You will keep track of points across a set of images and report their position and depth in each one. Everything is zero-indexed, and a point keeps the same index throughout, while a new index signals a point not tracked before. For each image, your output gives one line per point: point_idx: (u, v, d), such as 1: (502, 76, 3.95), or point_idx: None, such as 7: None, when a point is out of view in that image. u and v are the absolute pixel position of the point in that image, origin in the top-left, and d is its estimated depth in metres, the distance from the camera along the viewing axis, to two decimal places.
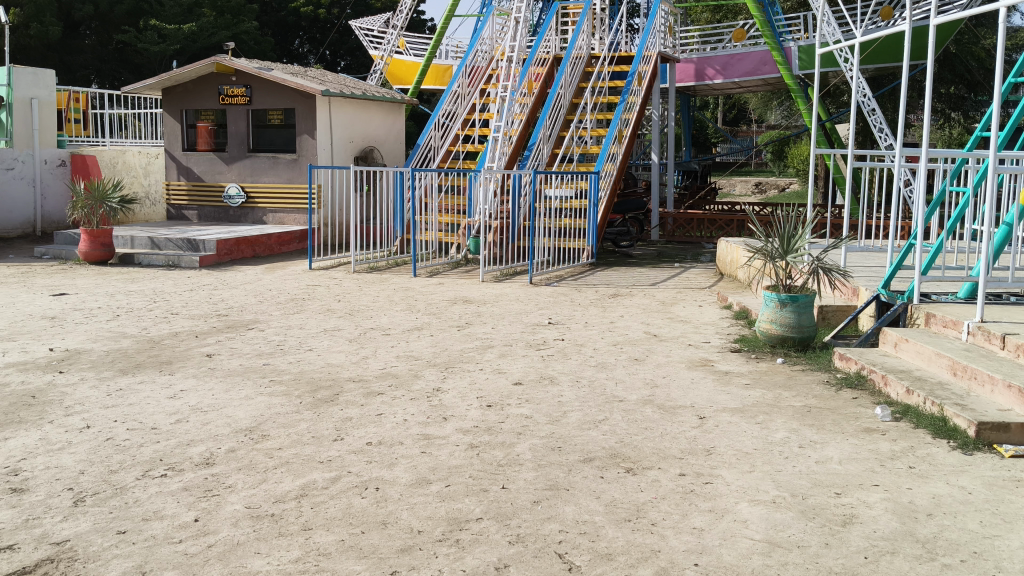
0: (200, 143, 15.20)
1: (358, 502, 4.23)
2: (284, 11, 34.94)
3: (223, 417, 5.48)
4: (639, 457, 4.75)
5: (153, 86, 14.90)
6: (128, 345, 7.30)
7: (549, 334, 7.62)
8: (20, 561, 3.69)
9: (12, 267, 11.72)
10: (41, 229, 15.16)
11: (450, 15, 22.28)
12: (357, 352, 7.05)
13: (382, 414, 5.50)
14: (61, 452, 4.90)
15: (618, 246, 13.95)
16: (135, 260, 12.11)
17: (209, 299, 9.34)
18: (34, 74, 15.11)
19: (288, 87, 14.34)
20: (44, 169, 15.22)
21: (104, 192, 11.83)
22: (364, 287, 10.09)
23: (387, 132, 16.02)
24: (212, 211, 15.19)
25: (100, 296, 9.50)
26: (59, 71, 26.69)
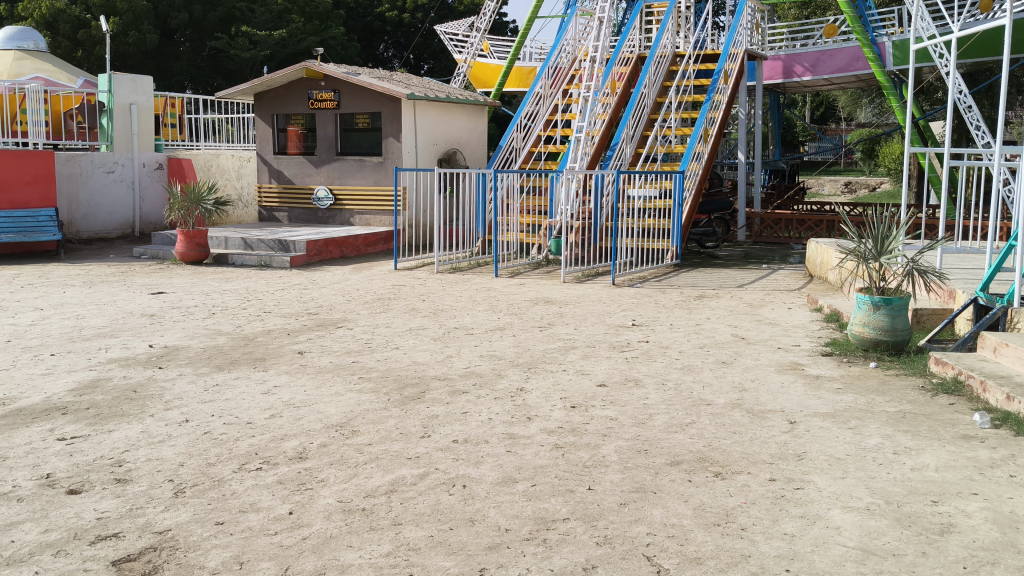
0: (291, 147, 15.58)
1: (445, 499, 4.28)
2: (370, 16, 35.63)
3: (314, 413, 5.61)
4: (727, 461, 4.69)
5: (246, 91, 15.34)
6: (224, 342, 7.53)
7: (633, 335, 7.57)
8: (125, 548, 3.84)
9: (113, 267, 12.21)
10: (140, 230, 15.74)
11: (533, 17, 22.40)
12: (443, 350, 7.13)
13: (468, 412, 5.56)
14: (162, 444, 5.09)
15: (703, 246, 13.76)
16: (228, 260, 12.49)
17: (299, 298, 9.57)
18: (133, 80, 15.68)
19: (374, 91, 14.58)
20: (142, 172, 15.81)
21: (200, 194, 12.18)
22: (447, 288, 10.18)
23: (470, 134, 16.14)
24: (302, 213, 15.54)
25: (196, 295, 9.81)
26: (155, 78, 27.67)
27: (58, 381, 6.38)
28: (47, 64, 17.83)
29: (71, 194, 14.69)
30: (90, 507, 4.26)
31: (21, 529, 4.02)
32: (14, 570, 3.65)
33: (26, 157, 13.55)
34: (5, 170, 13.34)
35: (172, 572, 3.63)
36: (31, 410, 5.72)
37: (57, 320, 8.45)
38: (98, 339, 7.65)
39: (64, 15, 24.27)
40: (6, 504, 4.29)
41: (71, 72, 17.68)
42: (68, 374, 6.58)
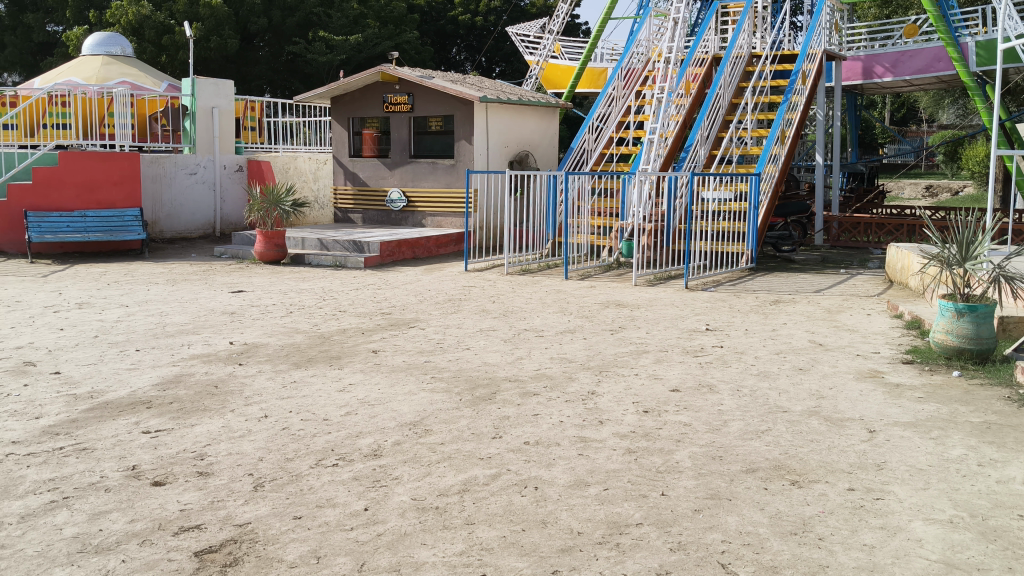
0: (365, 150, 15.81)
1: (517, 500, 4.30)
2: (443, 20, 36.03)
3: (388, 411, 5.69)
4: (805, 470, 4.61)
5: (323, 94, 15.64)
6: (301, 340, 7.68)
7: (707, 340, 7.49)
8: (207, 540, 3.95)
9: (195, 266, 12.56)
10: (220, 230, 16.15)
11: (606, 18, 22.30)
12: (514, 352, 7.16)
13: (539, 414, 5.56)
14: (242, 439, 5.22)
15: (779, 250, 13.52)
16: (304, 261, 12.73)
17: (373, 298, 9.72)
18: (215, 84, 16.18)
19: (447, 95, 14.71)
20: (223, 174, 16.24)
21: (278, 196, 12.45)
22: (517, 289, 10.22)
23: (541, 136, 16.16)
24: (376, 215, 15.76)
25: (274, 294, 10.04)
26: (236, 82, 28.38)
27: (143, 375, 6.60)
28: (133, 69, 18.44)
29: (155, 195, 15.15)
30: (173, 498, 4.39)
31: (109, 518, 4.16)
32: (103, 557, 3.78)
33: (114, 158, 14.11)
34: (93, 171, 13.93)
35: (252, 564, 3.72)
36: (119, 403, 5.93)
37: (142, 317, 8.73)
38: (181, 335, 7.89)
39: (149, 21, 24.89)
40: (95, 494, 4.46)
41: (156, 76, 18.26)
42: (152, 369, 6.79)
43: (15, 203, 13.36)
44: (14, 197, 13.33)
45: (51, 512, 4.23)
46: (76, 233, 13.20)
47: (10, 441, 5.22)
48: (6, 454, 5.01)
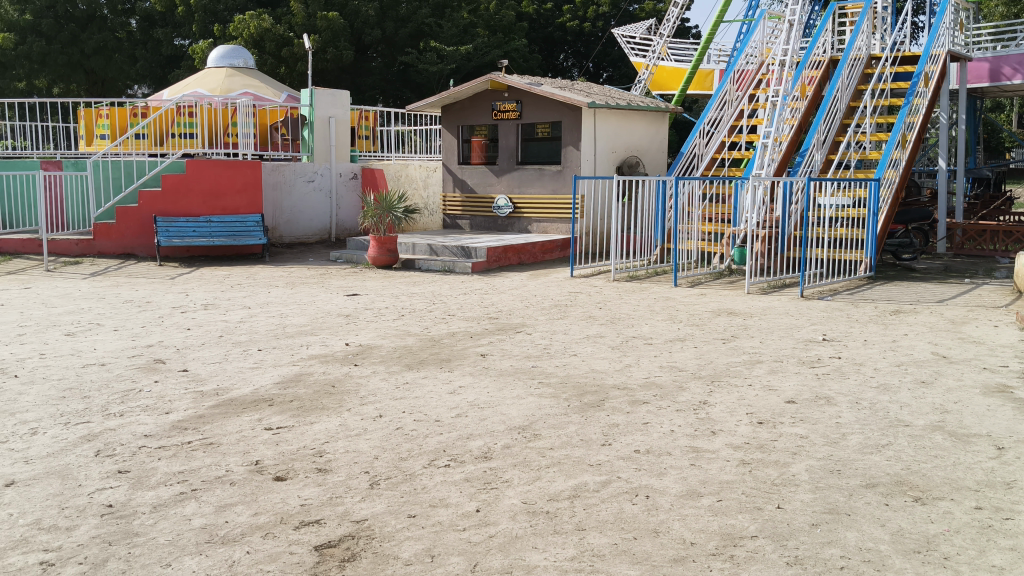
0: (475, 157, 16.05)
1: (629, 508, 4.29)
2: (551, 27, 36.33)
3: (498, 414, 5.77)
4: (928, 486, 4.45)
5: (434, 103, 15.96)
6: (413, 342, 7.86)
7: (824, 351, 7.32)
8: (327, 535, 4.09)
9: (312, 269, 12.99)
10: (335, 235, 16.64)
11: (716, 22, 21.99)
12: (622, 359, 7.16)
13: (650, 423, 5.53)
14: (358, 437, 5.39)
15: (899, 258, 13.07)
16: (415, 266, 13.00)
17: (481, 302, 9.86)
18: (332, 95, 16.63)
19: (556, 101, 14.79)
20: (339, 181, 16.71)
21: (391, 203, 12.79)
22: (624, 296, 10.20)
23: (649, 141, 16.05)
24: (483, 221, 15.96)
25: (387, 297, 10.31)
26: (351, 92, 29.20)
27: (265, 374, 6.87)
28: (255, 81, 19.19)
29: (276, 201, 15.72)
30: (294, 493, 4.56)
31: (234, 510, 4.36)
32: (229, 548, 3.96)
33: (238, 166, 14.75)
34: (218, 179, 14.58)
35: (369, 560, 3.84)
36: (243, 401, 6.20)
37: (263, 318, 9.10)
38: (300, 336, 8.20)
39: (270, 34, 25.78)
40: (221, 487, 4.67)
41: (276, 87, 18.95)
42: (273, 368, 7.06)
43: (146, 209, 14.14)
44: (146, 203, 14.11)
45: (181, 503, 4.46)
46: (202, 237, 13.82)
47: (144, 434, 5.52)
48: (140, 447, 5.30)
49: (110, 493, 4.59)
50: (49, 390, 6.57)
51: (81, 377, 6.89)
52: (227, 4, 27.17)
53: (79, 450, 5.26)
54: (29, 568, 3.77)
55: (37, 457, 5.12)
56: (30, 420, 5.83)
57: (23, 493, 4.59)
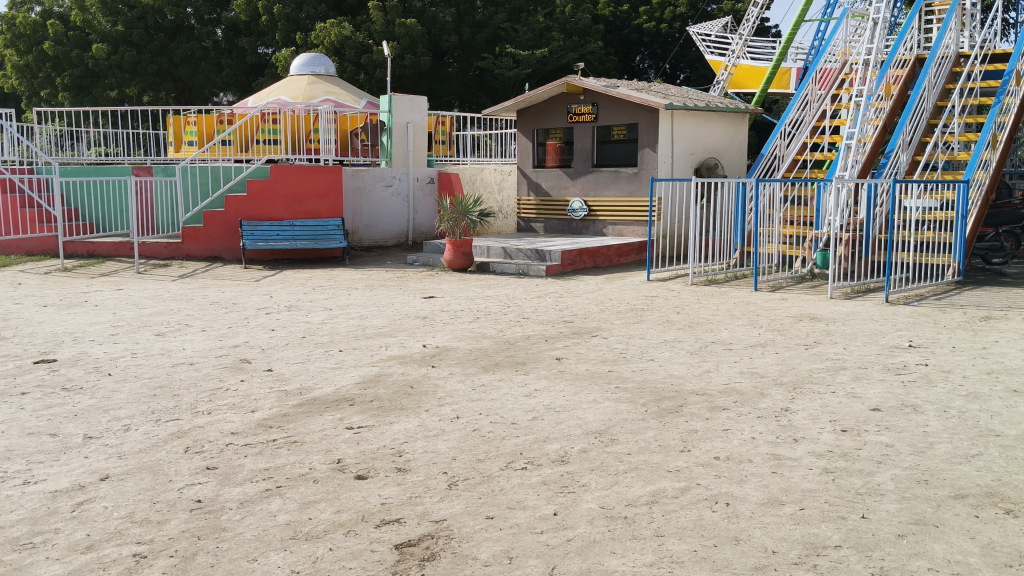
0: (550, 160, 16.12)
1: (708, 515, 4.26)
2: (628, 29, 36.12)
3: (574, 418, 5.78)
4: (1021, 499, 4.32)
5: (510, 107, 16.07)
6: (489, 345, 7.94)
7: (910, 358, 7.13)
8: (407, 534, 4.17)
9: (390, 272, 13.20)
10: (412, 239, 16.86)
11: (799, 20, 21.64)
12: (700, 364, 7.10)
13: (730, 430, 5.48)
14: (436, 438, 5.47)
15: (989, 262, 12.66)
16: (490, 269, 13.11)
17: (556, 306, 9.90)
18: (410, 100, 16.93)
19: (632, 104, 14.73)
20: (416, 186, 16.94)
21: (467, 206, 12.95)
22: (703, 300, 10.10)
23: (728, 143, 15.86)
24: (557, 224, 16.02)
25: (463, 300, 10.41)
26: (429, 98, 29.56)
27: (346, 374, 7.03)
28: (336, 88, 19.57)
29: (355, 206, 16.04)
30: (375, 492, 4.66)
31: (317, 507, 4.48)
32: (312, 545, 4.07)
33: (320, 172, 15.08)
34: (301, 183, 14.98)
35: (449, 560, 3.90)
36: (325, 400, 6.35)
37: (344, 320, 9.29)
38: (378, 338, 8.33)
39: (350, 41, 26.24)
40: (305, 484, 4.80)
41: (355, 94, 19.31)
42: (354, 369, 7.22)
43: (232, 213, 14.57)
44: (232, 208, 14.55)
45: (266, 499, 4.60)
46: (285, 240, 14.15)
47: (231, 432, 5.71)
48: (227, 444, 5.48)
49: (198, 488, 4.76)
50: (141, 388, 6.83)
51: (171, 376, 7.14)
52: (309, 12, 27.69)
53: (169, 446, 5.46)
54: (124, 559, 3.94)
55: (130, 453, 5.34)
56: (123, 417, 6.08)
57: (117, 487, 4.79)
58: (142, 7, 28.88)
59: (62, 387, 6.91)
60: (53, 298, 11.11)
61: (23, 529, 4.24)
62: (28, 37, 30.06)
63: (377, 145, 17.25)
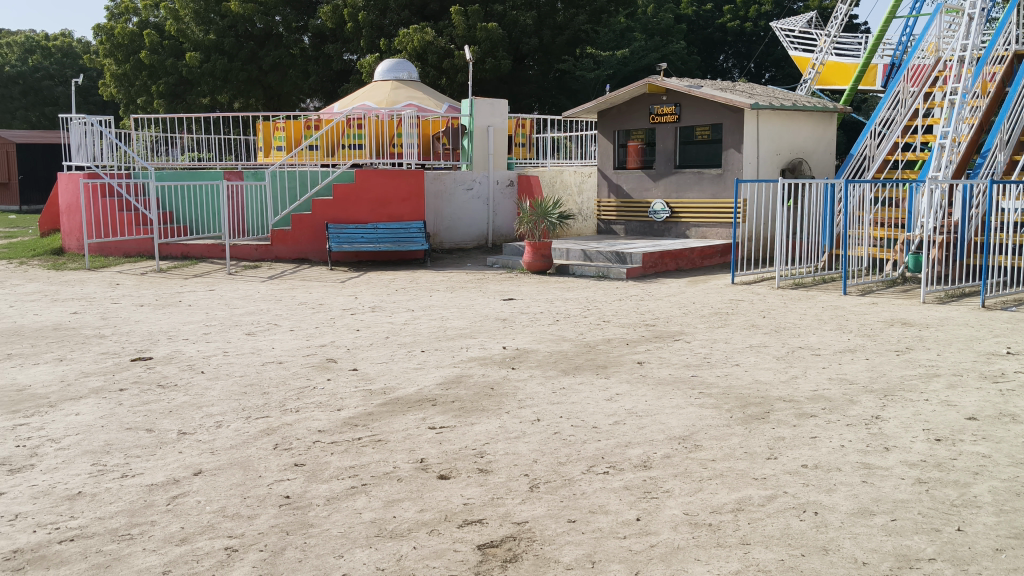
0: (631, 161, 16.04)
1: (796, 524, 4.19)
2: (711, 28, 35.70)
3: (657, 423, 5.74)
4: None
5: (591, 109, 16.05)
6: (569, 348, 7.94)
7: (1009, 365, 6.86)
8: (489, 534, 4.21)
9: (470, 274, 13.31)
10: (492, 241, 16.98)
11: (890, 17, 20.99)
12: (787, 370, 6.96)
13: (818, 437, 5.36)
14: (518, 440, 5.50)
15: None
16: (569, 271, 13.10)
17: (637, 309, 9.84)
18: (491, 105, 17.03)
19: (716, 104, 14.52)
20: (496, 189, 17.03)
21: (547, 209, 12.95)
22: (789, 304, 9.92)
23: (816, 143, 15.49)
24: (639, 225, 15.93)
25: (543, 302, 10.44)
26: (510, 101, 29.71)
27: (428, 375, 7.13)
28: (418, 93, 19.82)
29: (437, 209, 16.22)
30: (457, 492, 4.71)
31: (401, 506, 4.55)
32: (397, 542, 4.14)
33: (403, 176, 15.30)
34: (384, 187, 15.19)
35: (531, 562, 3.92)
36: (408, 400, 6.46)
37: (426, 321, 9.42)
38: (459, 339, 8.42)
39: (432, 46, 26.48)
40: (389, 482, 4.89)
41: (438, 99, 19.53)
42: (436, 369, 7.32)
43: (319, 216, 14.92)
44: (318, 211, 14.89)
45: (352, 496, 4.70)
46: (369, 243, 14.41)
47: (317, 430, 5.84)
48: (314, 442, 5.61)
49: (287, 484, 4.89)
50: (232, 385, 7.05)
51: (261, 374, 7.35)
52: (393, 19, 28.07)
53: (259, 443, 5.62)
54: (216, 552, 4.07)
55: (222, 449, 5.52)
56: (216, 414, 6.28)
57: (209, 482, 4.96)
58: (233, 16, 29.66)
59: (157, 384, 7.17)
60: (150, 298, 11.55)
61: (122, 521, 4.42)
62: (126, 46, 31.11)
63: (458, 148, 17.44)
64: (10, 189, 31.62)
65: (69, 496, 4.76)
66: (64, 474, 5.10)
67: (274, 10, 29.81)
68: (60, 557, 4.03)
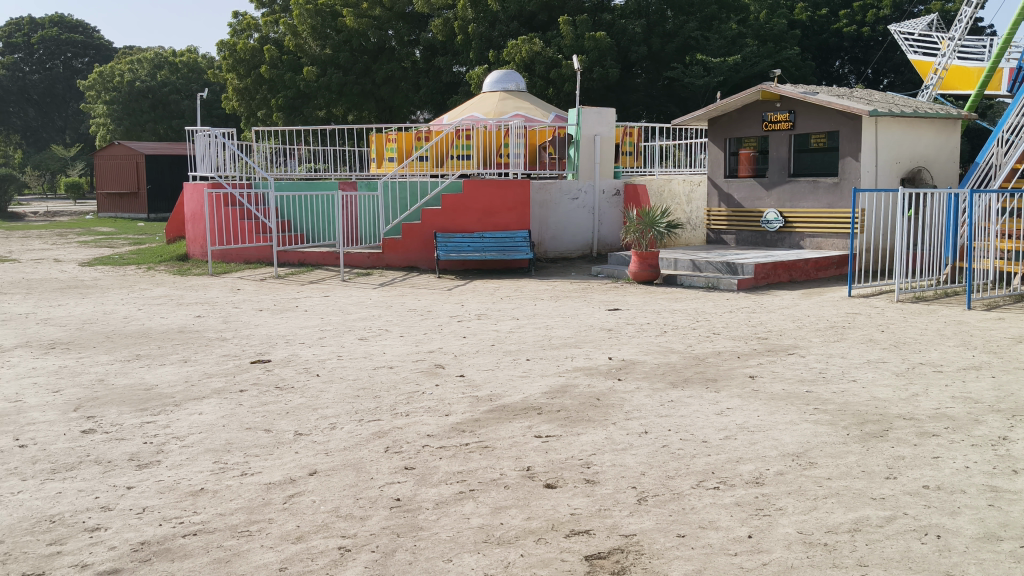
0: (742, 169, 15.76)
1: (917, 547, 4.05)
2: (826, 34, 34.83)
3: (769, 439, 5.64)
4: None
5: (702, 116, 15.87)
6: (678, 360, 7.88)
7: None
8: (597, 545, 4.23)
9: (576, 284, 13.35)
10: (597, 251, 16.99)
11: (1019, 20, 20.04)
12: (908, 387, 6.71)
13: (940, 457, 5.17)
14: (625, 452, 5.50)
15: None
16: (677, 282, 12.98)
17: (748, 321, 9.68)
18: (599, 113, 16.99)
19: (833, 110, 14.12)
20: (602, 198, 17.01)
21: (654, 218, 12.86)
22: (910, 318, 9.57)
23: (938, 150, 14.89)
24: (750, 235, 15.68)
25: (650, 313, 10.37)
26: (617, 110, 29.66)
27: (534, 384, 7.17)
28: (526, 103, 20.00)
29: (542, 218, 16.33)
30: (564, 502, 4.75)
31: (509, 513, 4.62)
32: (504, 549, 4.21)
33: (509, 185, 15.46)
34: (492, 197, 15.38)
35: None
36: (514, 407, 6.54)
37: (532, 329, 9.49)
38: (565, 348, 8.47)
39: (540, 57, 26.64)
40: (497, 489, 4.96)
41: (546, 109, 19.67)
42: (542, 378, 7.37)
43: (428, 225, 15.23)
44: (428, 220, 15.21)
45: (460, 501, 4.80)
46: (476, 252, 14.60)
47: (427, 434, 5.98)
48: (423, 446, 5.75)
49: (397, 487, 5.03)
50: (346, 389, 7.26)
51: (373, 378, 7.57)
52: (502, 30, 28.35)
53: (371, 445, 5.79)
54: (330, 551, 4.23)
55: (336, 450, 5.71)
56: (330, 416, 6.50)
57: (324, 482, 5.14)
58: (349, 31, 30.67)
59: (275, 386, 7.47)
60: (268, 302, 12.03)
61: (242, 517, 4.63)
62: (247, 61, 32.55)
63: (564, 157, 17.50)
64: (139, 198, 33.34)
65: (192, 492, 5.02)
66: (188, 471, 5.38)
67: (388, 24, 30.63)
68: (184, 550, 4.25)
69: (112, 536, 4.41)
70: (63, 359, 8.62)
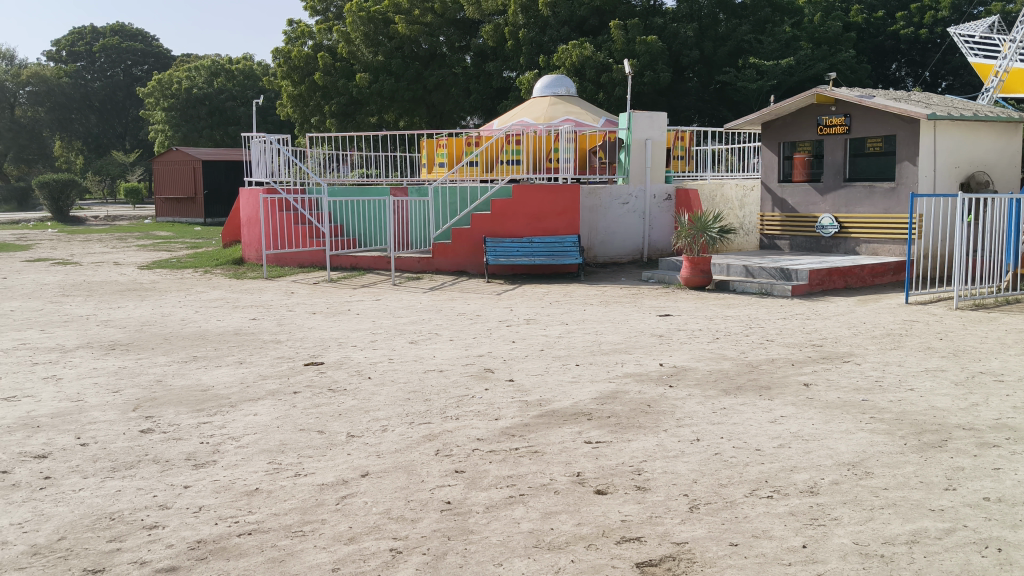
0: (796, 174, 15.58)
1: (977, 560, 3.98)
2: (882, 36, 34.29)
3: (824, 448, 5.57)
4: None
5: (755, 120, 15.72)
6: (730, 366, 7.82)
7: None
8: (648, 552, 4.22)
9: (626, 289, 13.31)
10: (648, 255, 16.91)
11: None
12: (967, 397, 6.57)
13: (1002, 469, 5.06)
14: (676, 459, 5.48)
15: None
16: (729, 287, 12.87)
17: (803, 328, 9.56)
18: (650, 117, 16.97)
19: (890, 114, 13.87)
20: (653, 203, 16.95)
21: (706, 223, 12.78)
22: (969, 326, 9.37)
23: (999, 155, 14.55)
24: (805, 240, 15.50)
25: (701, 319, 10.30)
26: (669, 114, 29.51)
27: (583, 389, 7.17)
28: (576, 108, 19.97)
29: (592, 223, 16.28)
30: (615, 508, 4.75)
31: (559, 518, 4.64)
32: (555, 555, 4.23)
33: (559, 190, 15.50)
34: (542, 202, 15.42)
35: None
36: (564, 412, 6.55)
37: (582, 335, 9.48)
38: (615, 354, 8.46)
39: (590, 61, 26.59)
40: (547, 494, 4.98)
41: (596, 113, 19.63)
42: (592, 383, 7.37)
43: (478, 230, 15.33)
44: (477, 225, 15.30)
45: (510, 506, 4.82)
46: (525, 257, 14.65)
47: (477, 438, 6.02)
48: (474, 450, 5.79)
49: (448, 490, 5.07)
50: (397, 392, 7.34)
51: (424, 382, 7.64)
52: (552, 35, 28.30)
53: (422, 448, 5.85)
54: (382, 553, 4.29)
55: (387, 452, 5.78)
56: (382, 418, 6.58)
57: (375, 484, 5.21)
58: (400, 37, 31.04)
59: (328, 388, 7.58)
60: (321, 306, 12.21)
61: (296, 517, 4.72)
62: (301, 68, 33.10)
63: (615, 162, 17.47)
64: (195, 203, 34.04)
65: (248, 492, 5.13)
66: (243, 471, 5.49)
67: (439, 30, 30.96)
68: (239, 549, 4.35)
69: (170, 535, 4.52)
70: (123, 359, 8.85)
